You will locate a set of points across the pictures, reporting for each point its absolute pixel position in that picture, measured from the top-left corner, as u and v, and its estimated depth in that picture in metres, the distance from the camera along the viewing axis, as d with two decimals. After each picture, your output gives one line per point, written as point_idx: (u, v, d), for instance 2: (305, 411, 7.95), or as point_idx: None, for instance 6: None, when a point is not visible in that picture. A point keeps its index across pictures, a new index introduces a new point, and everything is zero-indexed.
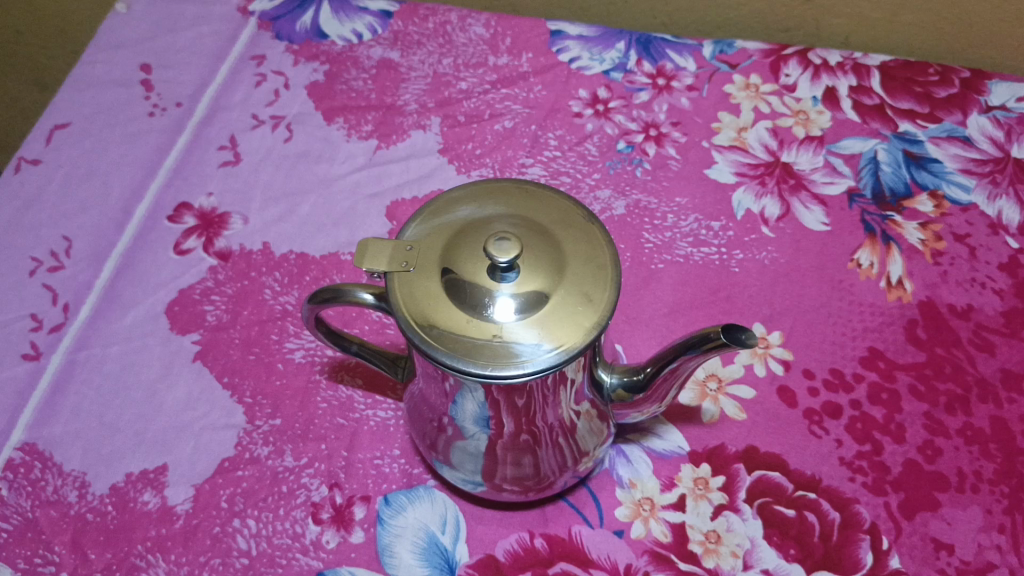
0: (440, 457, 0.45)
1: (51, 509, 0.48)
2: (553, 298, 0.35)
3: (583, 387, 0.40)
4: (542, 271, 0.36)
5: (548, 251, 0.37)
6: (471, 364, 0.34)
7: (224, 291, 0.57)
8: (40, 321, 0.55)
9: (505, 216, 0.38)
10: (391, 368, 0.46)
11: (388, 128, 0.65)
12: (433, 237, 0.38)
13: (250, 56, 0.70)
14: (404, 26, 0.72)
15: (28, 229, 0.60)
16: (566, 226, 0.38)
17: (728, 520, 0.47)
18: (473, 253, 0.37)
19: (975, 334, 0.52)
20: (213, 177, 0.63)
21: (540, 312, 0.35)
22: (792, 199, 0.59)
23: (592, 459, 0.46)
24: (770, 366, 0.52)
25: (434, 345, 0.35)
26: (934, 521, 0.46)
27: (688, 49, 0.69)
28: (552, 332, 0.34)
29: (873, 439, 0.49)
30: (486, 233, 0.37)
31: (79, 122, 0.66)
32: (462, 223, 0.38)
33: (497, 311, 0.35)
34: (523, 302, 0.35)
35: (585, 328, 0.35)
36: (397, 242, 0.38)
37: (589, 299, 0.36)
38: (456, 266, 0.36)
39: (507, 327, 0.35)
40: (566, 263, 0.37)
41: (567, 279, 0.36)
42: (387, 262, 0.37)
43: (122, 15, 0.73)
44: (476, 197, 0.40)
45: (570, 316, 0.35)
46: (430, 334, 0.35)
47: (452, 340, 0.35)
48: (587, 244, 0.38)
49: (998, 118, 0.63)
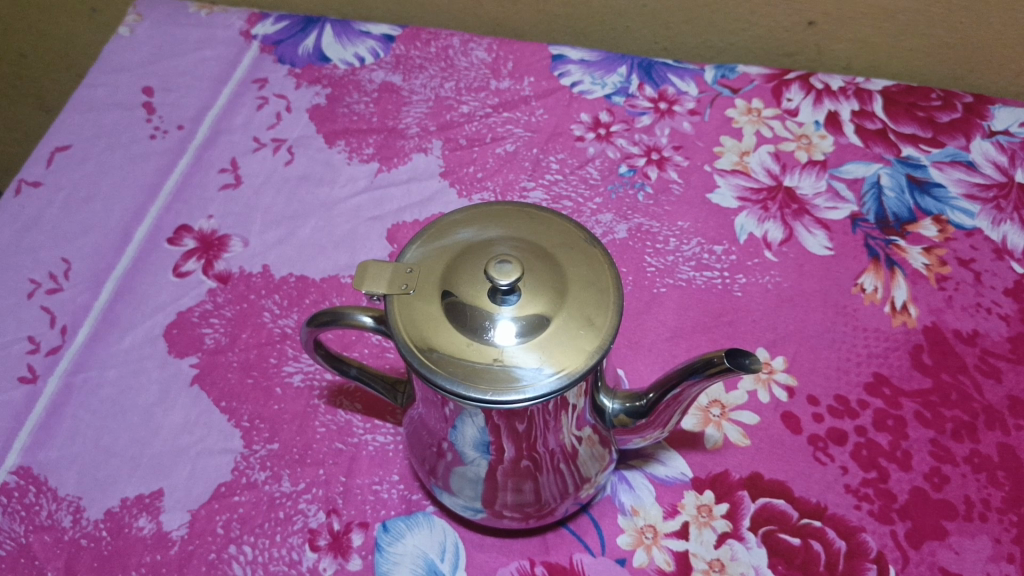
0: (439, 484, 0.44)
1: (45, 535, 0.47)
2: (555, 323, 0.35)
3: (587, 411, 0.39)
4: (543, 294, 0.35)
5: (550, 274, 0.36)
6: (471, 388, 0.33)
7: (223, 314, 0.56)
8: (38, 343, 0.55)
9: (506, 238, 0.38)
10: (393, 393, 0.45)
11: (389, 151, 0.65)
12: (433, 259, 0.38)
13: (252, 80, 0.70)
14: (406, 50, 0.72)
15: (27, 251, 0.60)
16: (568, 249, 0.38)
17: (733, 548, 0.46)
18: (473, 276, 0.36)
19: (981, 360, 0.52)
20: (214, 199, 0.63)
21: (542, 335, 0.34)
22: (795, 223, 0.59)
23: (594, 485, 0.45)
24: (774, 392, 0.52)
25: (435, 369, 0.34)
26: (942, 550, 0.45)
27: (690, 74, 0.69)
28: (553, 356, 0.34)
29: (878, 466, 0.48)
30: (487, 256, 0.37)
31: (81, 144, 0.66)
32: (463, 245, 0.38)
33: (497, 334, 0.34)
34: (523, 326, 0.35)
35: (587, 352, 0.34)
36: (397, 265, 0.38)
37: (592, 323, 0.35)
38: (456, 289, 0.36)
39: (506, 351, 0.34)
40: (568, 285, 0.36)
41: (569, 303, 0.36)
42: (388, 285, 0.37)
43: (126, 39, 0.73)
44: (477, 219, 0.40)
45: (571, 340, 0.34)
46: (430, 358, 0.34)
47: (453, 364, 0.34)
48: (588, 267, 0.37)
49: (1001, 142, 0.62)
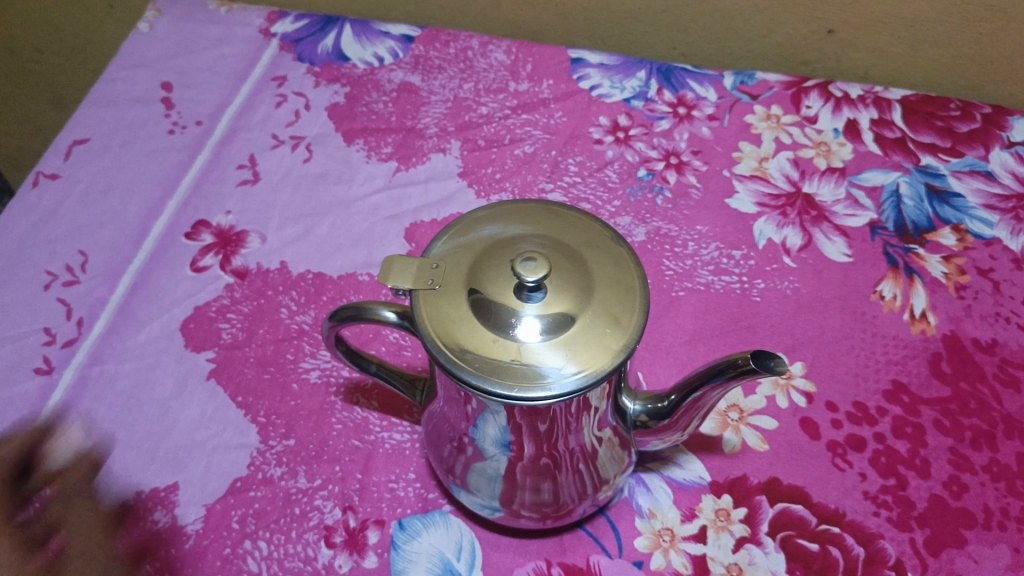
0: (457, 480, 0.44)
1: None
2: (581, 322, 0.35)
3: (608, 413, 0.39)
4: (569, 293, 0.35)
5: (576, 273, 0.36)
6: (497, 384, 0.33)
7: (240, 309, 0.56)
8: (53, 335, 0.55)
9: (532, 236, 0.38)
10: (411, 389, 0.45)
11: (408, 151, 0.65)
12: (459, 254, 0.38)
13: (271, 77, 0.70)
14: (426, 52, 0.72)
15: (44, 243, 0.60)
16: (594, 247, 0.38)
17: (750, 553, 0.46)
18: (499, 271, 0.36)
19: (1001, 369, 0.52)
20: (232, 195, 0.63)
21: (568, 334, 0.34)
22: (814, 230, 0.59)
23: (612, 487, 0.45)
24: (793, 398, 0.52)
25: (460, 365, 0.34)
26: (961, 558, 0.45)
27: (709, 80, 0.69)
28: (579, 355, 0.34)
29: (897, 473, 0.48)
30: (512, 253, 0.37)
31: (99, 138, 0.67)
32: (489, 241, 0.38)
33: (523, 332, 0.34)
34: (548, 323, 0.34)
35: (613, 351, 0.34)
36: (422, 260, 0.37)
37: (618, 322, 0.35)
38: (482, 286, 0.36)
39: (531, 349, 0.34)
40: (594, 283, 0.36)
41: (594, 302, 0.35)
42: (414, 280, 0.37)
43: (145, 35, 0.74)
44: (503, 217, 0.40)
45: (598, 339, 0.34)
46: (456, 354, 0.34)
47: (479, 360, 0.34)
48: (614, 267, 0.37)
49: (1020, 154, 0.62)
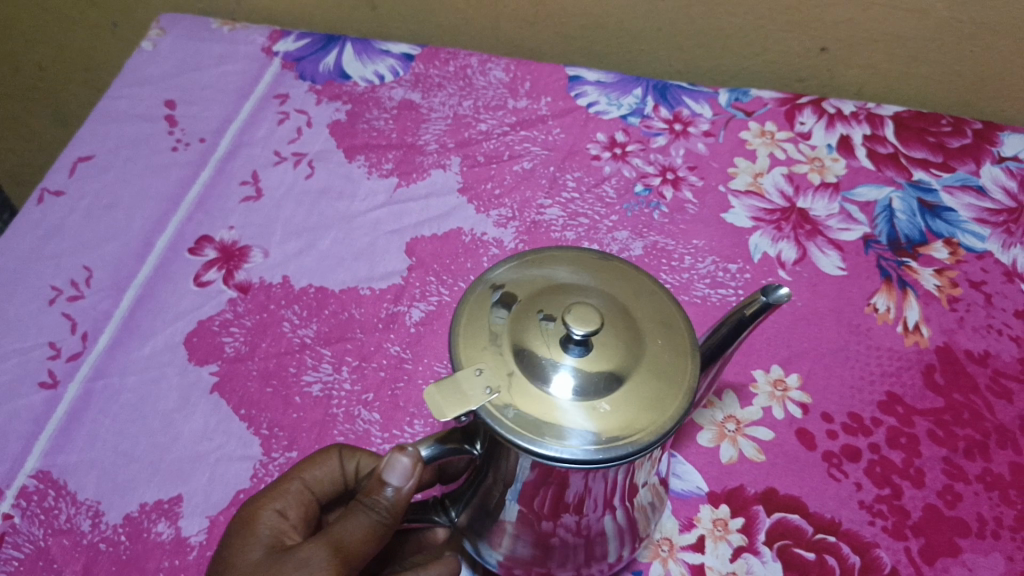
0: (472, 528, 0.40)
1: (64, 538, 0.48)
2: (647, 343, 0.36)
3: (658, 459, 0.38)
4: (621, 345, 0.35)
5: (620, 321, 0.36)
6: (587, 453, 0.32)
7: (243, 323, 0.57)
8: (58, 349, 0.56)
9: (562, 284, 0.37)
10: (432, 509, 0.42)
11: (409, 167, 0.66)
12: (483, 336, 0.35)
13: (273, 95, 0.71)
14: (426, 70, 0.73)
15: (49, 258, 0.61)
16: (620, 290, 0.38)
17: (748, 562, 0.46)
18: (538, 335, 0.35)
19: (993, 380, 0.52)
20: (234, 211, 0.64)
21: (630, 387, 0.34)
22: (809, 244, 0.60)
23: (646, 515, 0.40)
24: (789, 409, 0.52)
25: (542, 440, 0.32)
26: (956, 566, 0.46)
27: (705, 97, 0.70)
28: (651, 407, 0.33)
29: (892, 482, 0.49)
30: (535, 311, 0.36)
31: (103, 155, 0.68)
32: (498, 308, 0.36)
33: (587, 391, 0.33)
34: (619, 359, 0.34)
35: (689, 351, 0.36)
36: (461, 374, 0.33)
37: (670, 322, 0.37)
38: (529, 347, 0.34)
39: (626, 392, 0.34)
40: (621, 300, 0.37)
41: (644, 351, 0.35)
42: (475, 397, 0.33)
43: (149, 53, 0.75)
44: (517, 269, 0.39)
45: (660, 388, 0.34)
46: (531, 426, 0.32)
47: (556, 431, 0.32)
48: (651, 307, 0.37)
49: (1010, 169, 0.63)
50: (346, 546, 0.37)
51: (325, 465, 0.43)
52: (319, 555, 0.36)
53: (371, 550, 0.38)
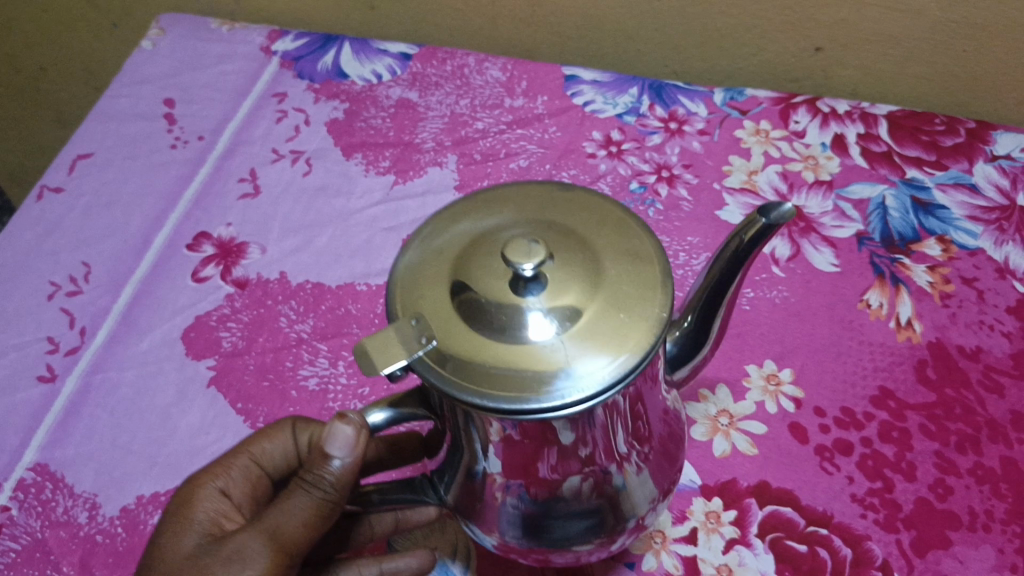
0: (454, 504, 0.39)
1: (61, 530, 0.48)
2: (608, 274, 0.33)
3: (648, 408, 0.35)
4: (578, 279, 0.32)
5: (578, 253, 0.33)
6: (530, 401, 0.29)
7: (240, 318, 0.57)
8: (57, 343, 0.56)
9: (524, 221, 0.35)
10: (423, 489, 0.40)
11: (406, 164, 0.66)
12: (432, 283, 0.34)
13: (271, 93, 0.72)
14: (423, 69, 0.74)
15: (48, 254, 0.61)
16: (586, 221, 0.35)
17: (741, 554, 0.47)
18: (487, 276, 0.33)
19: (985, 375, 0.52)
20: (233, 208, 0.64)
21: (585, 324, 0.31)
22: (802, 241, 0.60)
23: (649, 470, 0.37)
24: (782, 403, 0.53)
25: (483, 392, 0.30)
26: (946, 559, 0.46)
27: (700, 96, 0.70)
28: (606, 344, 0.30)
29: (884, 476, 0.49)
30: (490, 251, 0.34)
31: (103, 153, 0.68)
32: (451, 254, 0.35)
33: (539, 335, 0.31)
34: (575, 295, 0.32)
35: (659, 282, 0.33)
36: (400, 327, 0.32)
37: (640, 254, 0.34)
38: (477, 290, 0.32)
39: (583, 330, 0.31)
40: (586, 235, 0.34)
41: (606, 284, 0.32)
42: (411, 351, 0.31)
43: (149, 53, 0.75)
44: (477, 207, 0.37)
45: (619, 324, 0.31)
46: (474, 379, 0.30)
47: (500, 379, 0.30)
48: (620, 237, 0.34)
49: (1003, 167, 0.63)
50: (284, 534, 0.37)
51: (276, 443, 0.44)
52: (254, 545, 0.36)
53: (316, 532, 0.38)
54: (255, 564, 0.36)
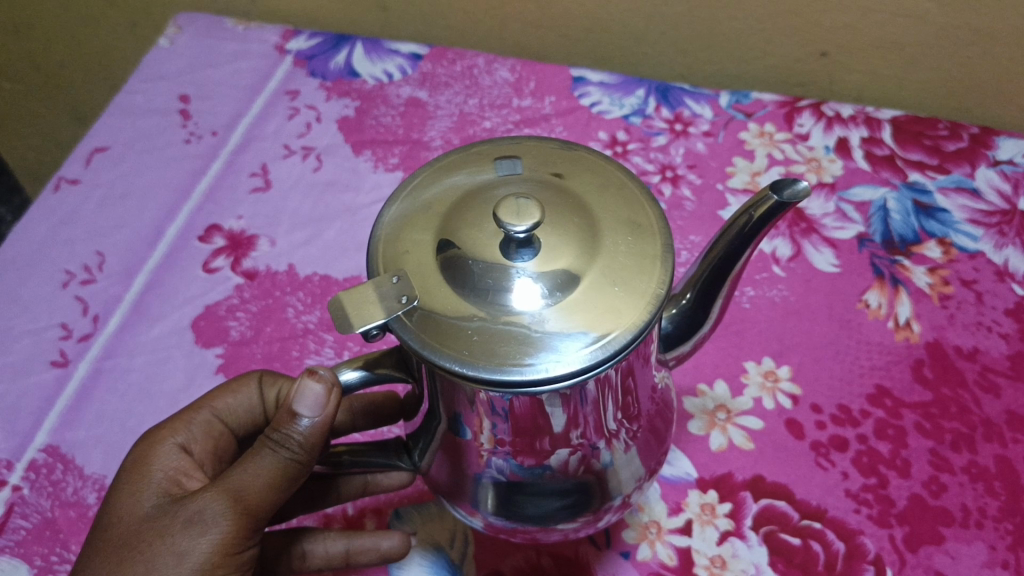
0: (425, 470, 0.41)
1: (71, 510, 0.49)
2: (604, 245, 0.34)
3: (635, 390, 0.35)
4: (572, 246, 0.33)
5: (575, 220, 0.34)
6: (514, 372, 0.30)
7: (249, 308, 0.59)
8: (70, 330, 0.57)
9: (519, 180, 0.36)
10: (396, 453, 0.42)
11: (413, 162, 0.68)
12: (421, 242, 0.35)
13: (284, 91, 0.73)
14: (433, 69, 0.75)
15: (63, 244, 0.63)
16: (585, 187, 0.36)
17: (734, 546, 0.47)
18: (477, 237, 0.33)
19: (981, 375, 0.53)
20: (244, 202, 0.65)
21: (577, 294, 0.32)
22: (804, 241, 0.61)
23: (631, 453, 0.38)
24: (779, 400, 0.53)
25: (471, 358, 0.31)
26: (939, 554, 0.46)
27: (706, 99, 0.71)
28: (597, 319, 0.31)
29: (879, 472, 0.49)
30: (482, 210, 0.34)
31: (118, 147, 0.70)
32: (443, 212, 0.35)
33: (528, 303, 0.32)
34: (567, 263, 0.32)
35: (657, 256, 0.33)
36: (376, 283, 0.33)
37: (639, 225, 0.34)
38: (467, 249, 0.33)
39: (575, 301, 0.32)
40: (587, 203, 0.35)
41: (602, 255, 0.33)
42: (388, 309, 0.32)
43: (165, 49, 0.77)
44: (472, 163, 0.38)
45: (609, 298, 0.32)
46: (462, 345, 0.31)
47: (488, 345, 0.31)
48: (622, 206, 0.35)
49: (1005, 172, 0.64)
50: (246, 497, 0.37)
51: (240, 395, 0.47)
52: (215, 506, 0.37)
53: (281, 491, 0.38)
54: (216, 526, 0.37)
